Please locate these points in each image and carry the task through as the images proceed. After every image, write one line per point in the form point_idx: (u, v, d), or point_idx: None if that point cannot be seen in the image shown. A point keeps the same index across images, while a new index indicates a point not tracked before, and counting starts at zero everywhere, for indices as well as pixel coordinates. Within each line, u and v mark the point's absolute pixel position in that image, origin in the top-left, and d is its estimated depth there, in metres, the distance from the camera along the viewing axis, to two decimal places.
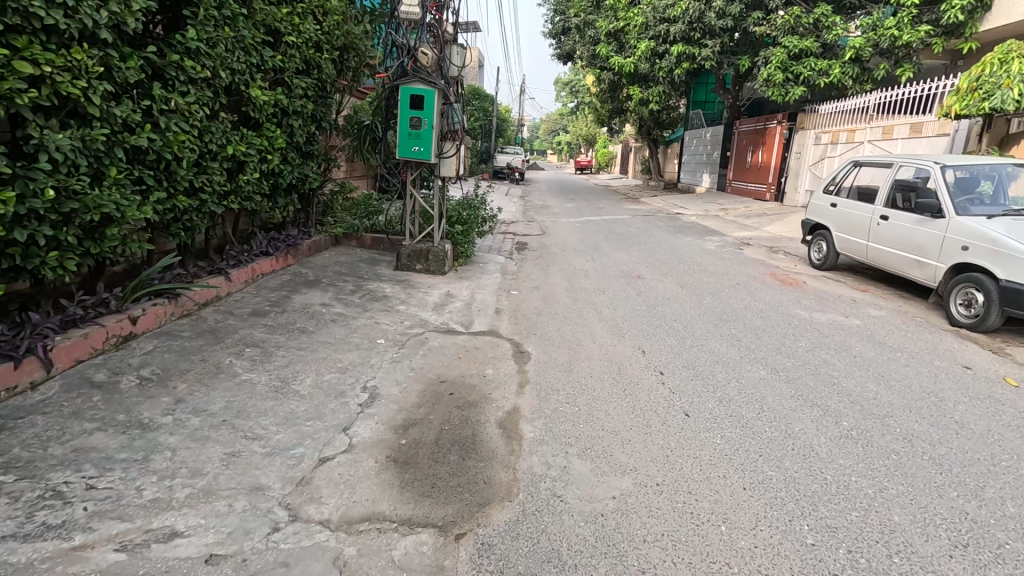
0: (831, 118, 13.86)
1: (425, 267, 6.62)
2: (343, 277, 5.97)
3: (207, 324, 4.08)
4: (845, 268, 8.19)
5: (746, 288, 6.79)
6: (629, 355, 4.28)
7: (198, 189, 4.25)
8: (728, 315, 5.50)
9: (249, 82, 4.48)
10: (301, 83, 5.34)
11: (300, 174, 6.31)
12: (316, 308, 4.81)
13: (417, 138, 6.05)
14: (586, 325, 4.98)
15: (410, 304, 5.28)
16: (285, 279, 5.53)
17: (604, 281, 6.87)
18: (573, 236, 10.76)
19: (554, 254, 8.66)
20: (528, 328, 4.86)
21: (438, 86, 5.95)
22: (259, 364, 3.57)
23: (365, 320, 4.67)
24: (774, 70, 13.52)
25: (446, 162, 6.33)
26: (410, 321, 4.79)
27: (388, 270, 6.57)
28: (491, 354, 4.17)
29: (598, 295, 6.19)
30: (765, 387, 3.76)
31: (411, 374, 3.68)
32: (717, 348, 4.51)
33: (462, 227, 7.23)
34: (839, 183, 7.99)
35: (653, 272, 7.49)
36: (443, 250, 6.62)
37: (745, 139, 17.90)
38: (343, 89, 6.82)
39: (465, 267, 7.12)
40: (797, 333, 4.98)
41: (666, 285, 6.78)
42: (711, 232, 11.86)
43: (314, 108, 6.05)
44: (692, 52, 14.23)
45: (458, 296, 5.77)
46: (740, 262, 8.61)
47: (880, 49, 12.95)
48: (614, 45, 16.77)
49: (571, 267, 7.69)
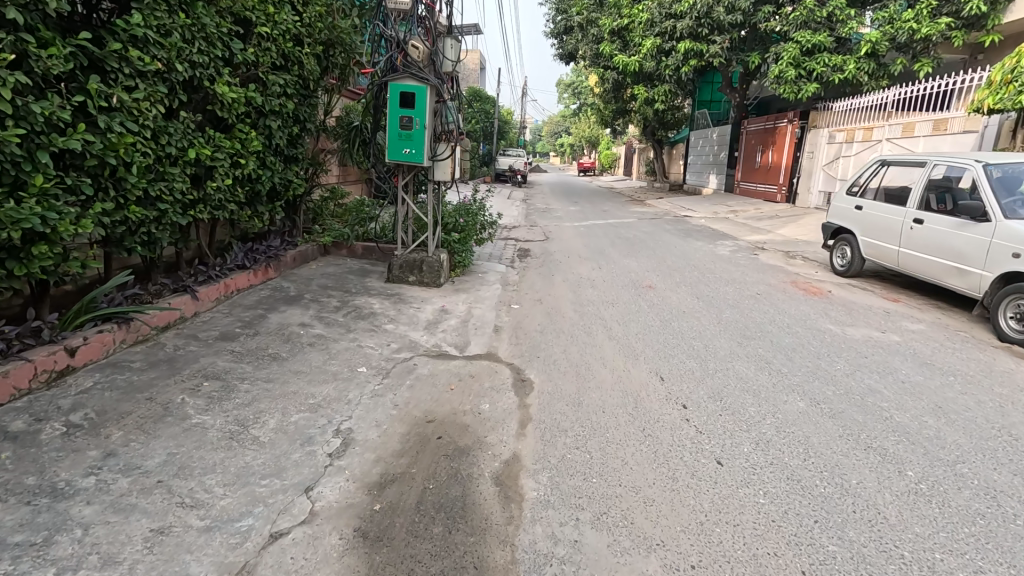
0: (846, 116, 13.31)
1: (419, 279, 6.11)
2: (328, 291, 5.47)
3: (162, 352, 3.58)
4: (871, 274, 7.63)
5: (768, 298, 6.25)
6: (646, 383, 3.74)
7: (156, 198, 3.77)
8: (752, 331, 4.96)
9: (214, 77, 3.99)
10: (280, 79, 4.85)
11: (283, 180, 5.82)
12: (293, 329, 4.30)
13: (408, 140, 5.55)
14: (595, 346, 4.45)
15: (399, 323, 4.77)
16: (262, 296, 5.02)
17: (613, 292, 6.34)
18: (578, 241, 10.25)
19: (558, 262, 8.16)
20: (531, 350, 4.33)
21: (430, 83, 5.44)
22: (215, 402, 3.06)
23: (347, 344, 4.16)
24: (786, 66, 12.99)
25: (441, 165, 5.80)
26: (399, 344, 4.27)
27: (379, 282, 6.07)
28: (488, 383, 3.65)
29: (607, 308, 5.66)
30: (808, 423, 3.22)
31: (394, 412, 3.16)
32: (745, 373, 3.97)
33: (459, 234, 6.71)
34: (863, 184, 7.44)
35: (665, 281, 6.95)
36: (438, 260, 6.10)
37: (754, 139, 17.35)
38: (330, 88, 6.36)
39: (462, 278, 6.61)
40: (833, 353, 4.44)
41: (680, 296, 6.25)
42: (722, 235, 11.32)
43: (295, 107, 5.57)
44: (700, 49, 13.70)
45: (453, 312, 5.25)
46: (757, 268, 8.07)
47: (897, 43, 12.44)
48: (618, 43, 16.24)
49: (577, 276, 7.17)
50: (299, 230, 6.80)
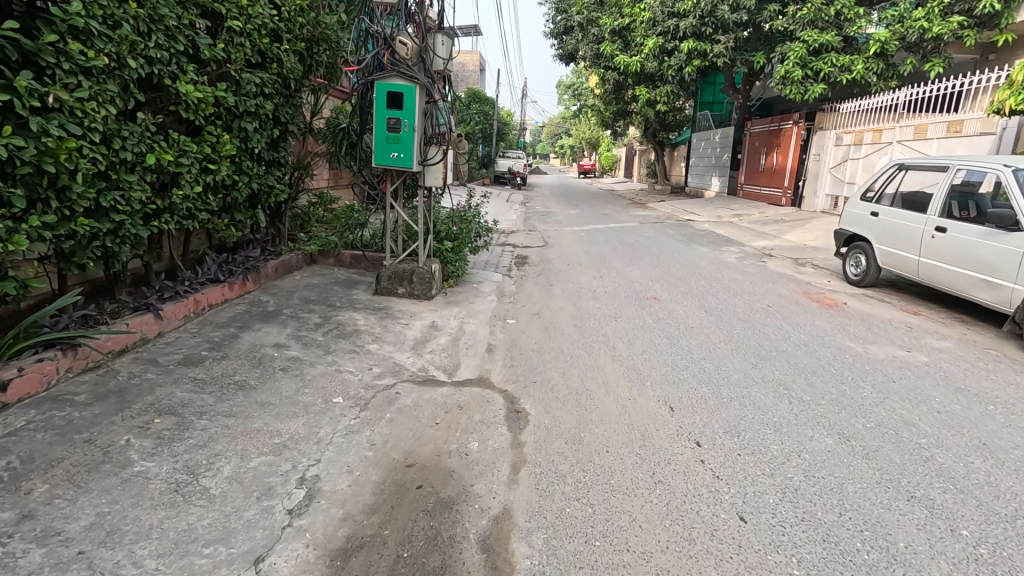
0: (854, 117, 12.95)
1: (408, 291, 5.72)
2: (309, 306, 5.09)
3: (114, 382, 3.21)
4: (886, 284, 7.25)
5: (780, 311, 5.87)
6: (655, 415, 3.36)
7: (109, 209, 3.40)
8: (766, 351, 4.58)
9: (176, 74, 3.62)
10: (255, 78, 4.48)
11: (263, 185, 5.45)
12: (266, 352, 3.93)
13: (396, 143, 5.18)
14: (597, 369, 4.07)
15: (385, 342, 4.39)
16: (237, 312, 4.64)
17: (616, 304, 5.96)
18: (578, 247, 9.88)
19: (557, 270, 7.79)
20: (527, 374, 3.95)
21: (419, 82, 5.08)
22: (165, 445, 2.68)
23: (325, 367, 3.78)
24: (792, 66, 12.62)
25: (432, 170, 5.44)
26: (382, 368, 3.89)
27: (366, 294, 5.69)
28: (479, 416, 3.27)
29: (609, 323, 5.29)
30: (839, 466, 2.84)
31: (369, 455, 2.78)
32: (764, 402, 3.59)
33: (452, 242, 6.32)
34: (879, 189, 7.06)
35: (670, 292, 6.57)
36: (429, 271, 5.73)
37: (759, 141, 16.97)
38: (314, 88, 5.99)
39: (455, 289, 6.24)
40: (857, 377, 4.05)
41: (687, 309, 5.88)
42: (727, 241, 10.94)
43: (275, 108, 5.20)
44: (704, 48, 13.33)
45: (444, 329, 4.87)
46: (766, 277, 7.69)
47: (907, 43, 12.06)
48: (620, 43, 15.86)
49: (577, 286, 6.80)
50: (284, 237, 6.42)
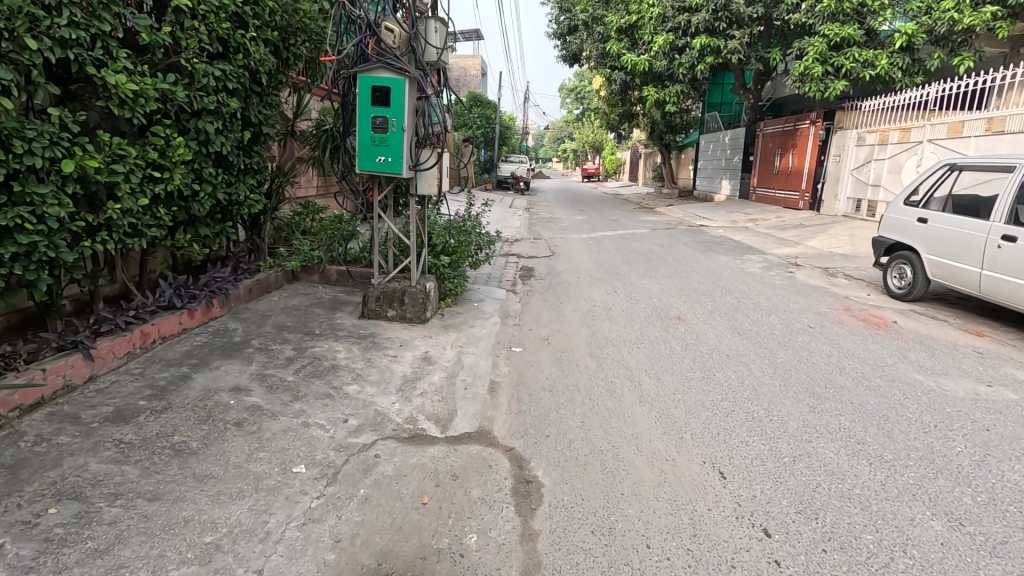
0: (877, 115, 12.22)
1: (399, 314, 5.02)
2: (283, 335, 4.40)
3: (11, 453, 2.51)
4: (934, 298, 6.51)
5: (824, 333, 5.14)
6: (704, 486, 2.65)
7: (15, 228, 2.73)
8: (820, 387, 3.85)
9: (103, 61, 2.96)
10: (213, 70, 3.81)
11: (233, 195, 4.78)
12: (219, 400, 3.22)
13: (382, 145, 4.49)
14: (623, 417, 3.36)
15: (367, 382, 3.67)
16: (195, 346, 3.95)
17: (636, 327, 5.25)
18: (586, 257, 9.18)
19: (567, 284, 7.08)
20: (537, 425, 3.23)
21: (409, 74, 4.37)
22: (49, 554, 1.98)
23: (289, 420, 3.08)
24: (811, 62, 11.91)
25: (425, 176, 4.74)
26: (360, 418, 3.18)
27: (351, 318, 4.99)
28: (479, 491, 2.55)
29: (630, 351, 4.57)
30: (965, 572, 2.10)
31: (330, 561, 2.07)
32: (837, 463, 2.86)
33: (449, 257, 5.62)
34: (927, 192, 6.33)
35: (695, 311, 5.85)
36: (422, 291, 5.02)
37: (772, 142, 16.27)
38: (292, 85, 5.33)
39: (453, 309, 5.54)
40: (941, 423, 3.32)
41: (716, 331, 5.16)
42: (746, 249, 10.21)
43: (244, 106, 4.54)
44: (717, 44, 12.64)
45: (439, 361, 4.16)
46: (798, 290, 6.96)
47: (935, 35, 11.33)
48: (626, 41, 15.18)
49: (590, 304, 6.08)
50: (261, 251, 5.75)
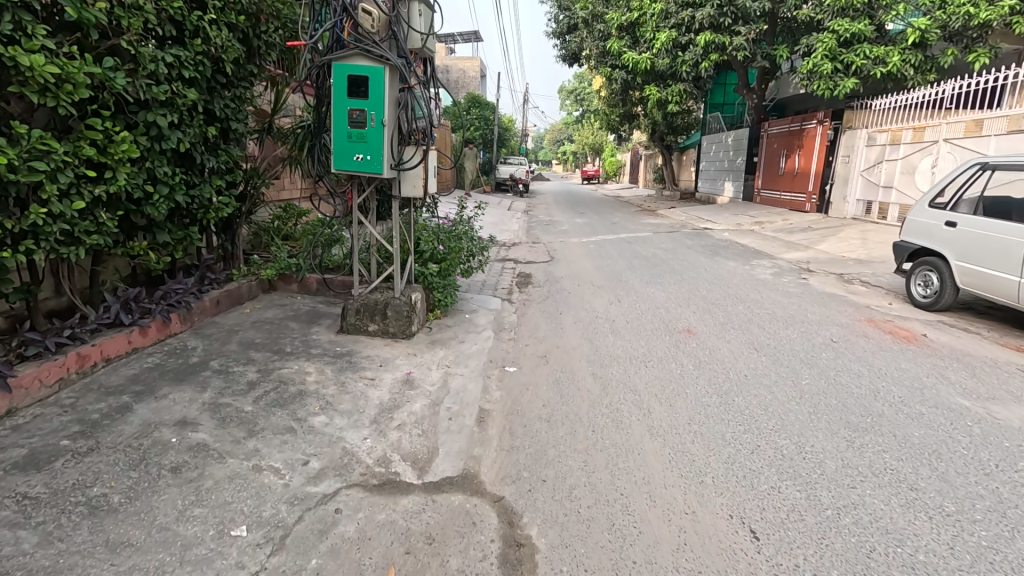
0: (888, 114, 11.77)
1: (382, 328, 4.55)
2: (249, 354, 3.92)
3: None
4: (963, 308, 6.04)
5: (850, 348, 4.67)
6: (732, 551, 2.18)
7: None
8: (854, 416, 3.38)
9: (16, 39, 2.51)
10: (163, 55, 3.37)
11: (196, 198, 4.32)
12: (159, 437, 2.75)
13: (361, 142, 4.02)
14: (632, 455, 2.88)
15: (337, 413, 3.19)
16: (144, 369, 3.48)
17: (643, 342, 4.77)
18: (587, 263, 8.72)
19: (567, 292, 6.61)
20: (532, 467, 2.76)
21: (389, 62, 3.90)
22: None
23: (238, 462, 2.60)
24: (820, 59, 11.53)
25: (409, 176, 4.26)
26: (323, 460, 2.70)
27: (328, 333, 4.52)
28: (459, 561, 2.08)
29: (637, 370, 4.09)
30: None
31: None
32: (891, 519, 2.38)
33: (438, 264, 5.14)
34: (955, 193, 5.87)
35: (706, 323, 5.37)
36: (407, 303, 4.55)
37: (777, 143, 15.84)
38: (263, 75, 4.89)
39: (442, 322, 5.06)
40: (1003, 462, 2.85)
41: (730, 346, 4.69)
42: (754, 253, 9.74)
43: (206, 99, 4.09)
44: (722, 41, 12.20)
45: (423, 385, 3.69)
46: (814, 299, 6.49)
47: (949, 31, 10.91)
48: (628, 39, 14.73)
49: (591, 315, 5.61)
50: (238, 260, 5.46)
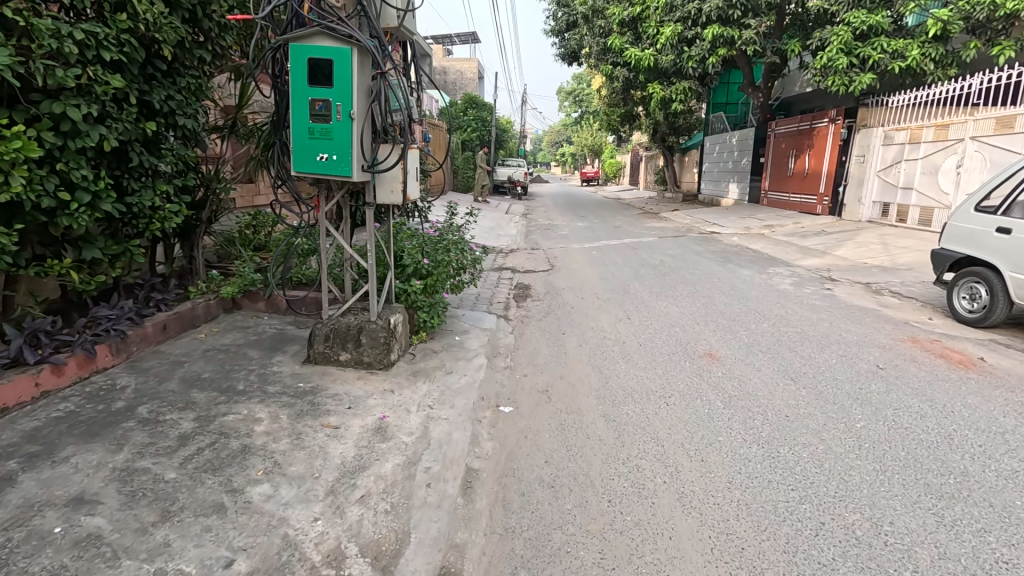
0: (906, 111, 11.16)
1: (354, 358, 3.88)
2: (189, 394, 3.25)
3: None
4: (1013, 325, 5.40)
5: (902, 378, 4.00)
6: None
7: None
8: (933, 476, 2.72)
9: None
10: (68, 29, 2.74)
11: (134, 204, 3.67)
12: (36, 528, 2.07)
13: (325, 139, 3.36)
14: (662, 543, 2.22)
15: (284, 480, 2.52)
16: (50, 420, 2.80)
17: (660, 371, 4.10)
18: (590, 271, 8.07)
19: (570, 307, 5.95)
20: (532, 564, 2.10)
21: (357, 43, 3.22)
22: None
23: (135, 567, 1.93)
24: (835, 53, 10.93)
25: (385, 184, 3.64)
26: (253, 558, 2.03)
27: (291, 365, 3.84)
28: None
29: (657, 410, 3.44)
30: None
31: None
32: None
33: (422, 280, 4.48)
34: (1005, 197, 5.24)
35: (730, 345, 4.71)
36: (384, 328, 3.89)
37: (786, 143, 15.20)
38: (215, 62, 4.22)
39: (426, 348, 4.39)
40: None
41: (760, 376, 4.04)
42: (769, 260, 9.09)
43: (141, 88, 3.46)
44: (731, 34, 11.58)
45: (398, 435, 3.01)
46: (844, 313, 5.84)
47: (971, 23, 10.31)
48: (630, 35, 14.05)
49: (598, 336, 4.95)
50: (200, 276, 4.89)
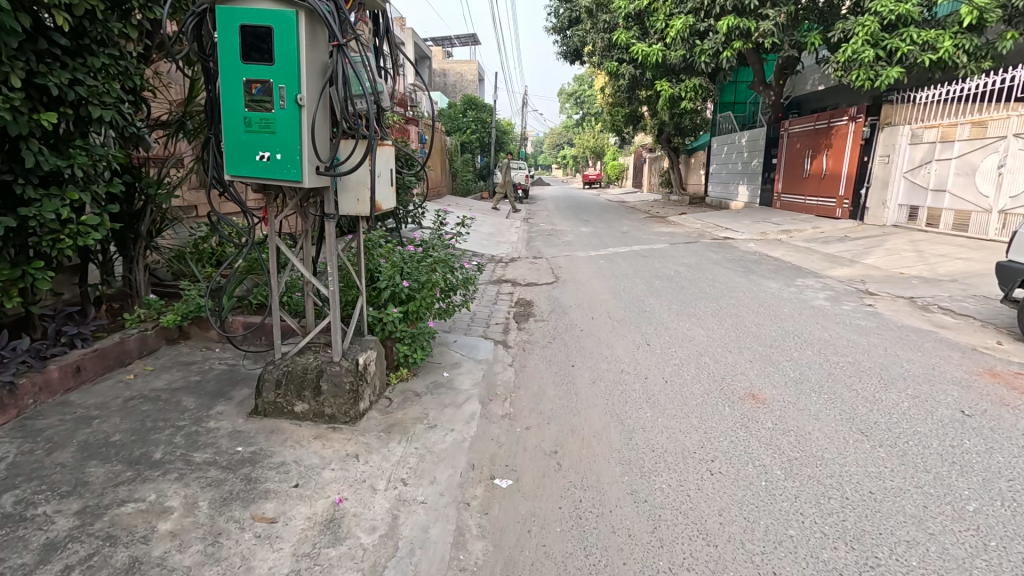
0: (936, 108, 10.36)
1: (313, 410, 3.09)
2: (84, 471, 2.47)
3: None
4: None
5: (1001, 430, 3.18)
6: None
7: None
8: None
9: None
10: None
11: (34, 217, 2.93)
12: None
13: (268, 132, 2.56)
14: None
15: None
16: None
17: (695, 422, 3.30)
18: (599, 283, 7.30)
19: (579, 330, 5.15)
20: None
21: (305, 4, 2.44)
22: None
23: None
24: (861, 45, 10.16)
25: (349, 193, 2.89)
26: None
27: (232, 420, 3.05)
28: None
29: (700, 485, 2.65)
30: None
31: None
32: None
33: (402, 307, 3.69)
34: None
35: (773, 381, 3.92)
36: (350, 371, 3.11)
37: (801, 142, 14.37)
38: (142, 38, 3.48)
39: (406, 390, 3.59)
40: None
41: (818, 427, 3.24)
42: (794, 270, 8.29)
43: (30, 68, 2.72)
44: (747, 26, 10.81)
45: (354, 534, 2.22)
46: (897, 337, 5.02)
47: (1009, 12, 9.52)
48: (637, 29, 13.27)
49: (614, 369, 4.15)
50: (142, 297, 4.17)
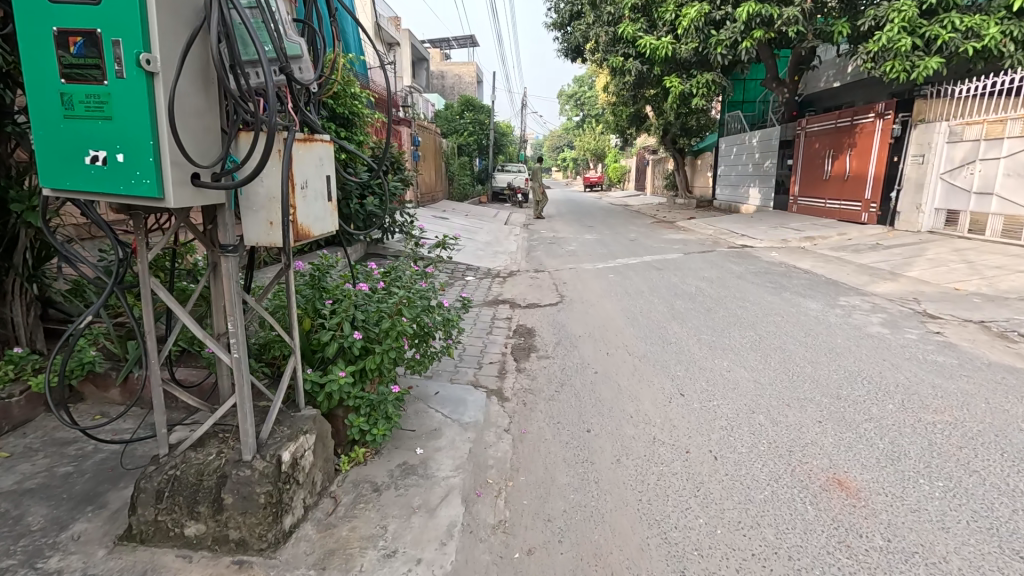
0: (978, 102, 9.39)
1: (212, 532, 2.08)
2: None
3: None
4: None
5: None
6: None
7: None
8: None
9: None
10: None
11: None
12: None
13: (104, 118, 1.57)
14: None
15: None
16: None
17: (772, 538, 2.28)
18: (610, 304, 6.29)
19: (591, 373, 4.12)
20: None
21: None
22: None
23: None
24: (896, 32, 9.18)
25: (254, 211, 1.92)
26: None
27: (87, 552, 2.04)
28: None
29: None
30: None
31: None
32: None
33: (354, 365, 2.68)
34: None
35: (859, 459, 2.89)
36: (263, 475, 2.10)
37: (821, 142, 13.37)
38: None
39: (360, 483, 2.58)
40: None
41: (948, 548, 2.22)
42: (832, 286, 7.26)
43: None
44: (770, 13, 9.83)
45: None
46: (993, 381, 3.98)
47: None
48: (645, 21, 12.32)
49: (644, 440, 3.12)
50: (25, 343, 3.19)
